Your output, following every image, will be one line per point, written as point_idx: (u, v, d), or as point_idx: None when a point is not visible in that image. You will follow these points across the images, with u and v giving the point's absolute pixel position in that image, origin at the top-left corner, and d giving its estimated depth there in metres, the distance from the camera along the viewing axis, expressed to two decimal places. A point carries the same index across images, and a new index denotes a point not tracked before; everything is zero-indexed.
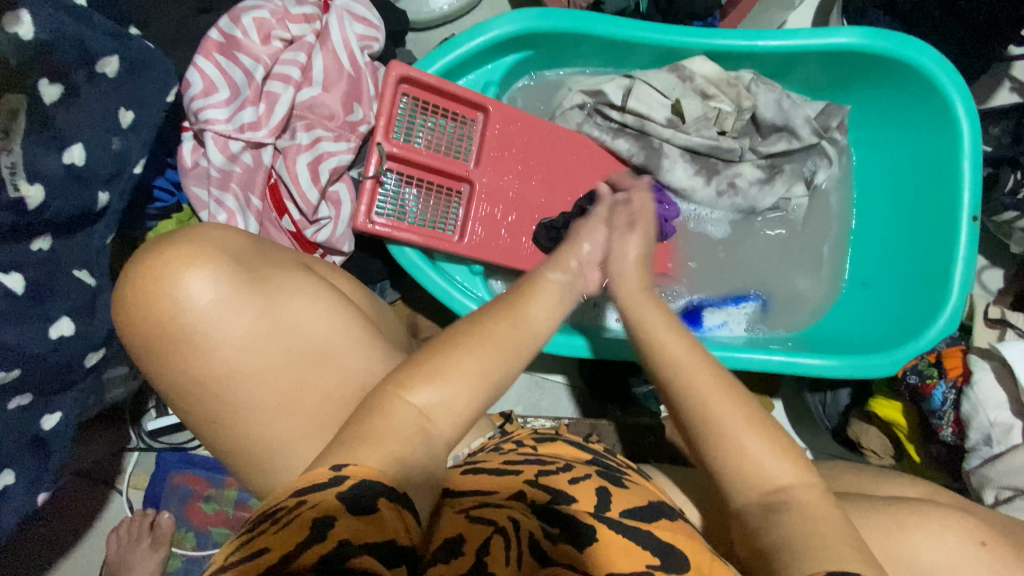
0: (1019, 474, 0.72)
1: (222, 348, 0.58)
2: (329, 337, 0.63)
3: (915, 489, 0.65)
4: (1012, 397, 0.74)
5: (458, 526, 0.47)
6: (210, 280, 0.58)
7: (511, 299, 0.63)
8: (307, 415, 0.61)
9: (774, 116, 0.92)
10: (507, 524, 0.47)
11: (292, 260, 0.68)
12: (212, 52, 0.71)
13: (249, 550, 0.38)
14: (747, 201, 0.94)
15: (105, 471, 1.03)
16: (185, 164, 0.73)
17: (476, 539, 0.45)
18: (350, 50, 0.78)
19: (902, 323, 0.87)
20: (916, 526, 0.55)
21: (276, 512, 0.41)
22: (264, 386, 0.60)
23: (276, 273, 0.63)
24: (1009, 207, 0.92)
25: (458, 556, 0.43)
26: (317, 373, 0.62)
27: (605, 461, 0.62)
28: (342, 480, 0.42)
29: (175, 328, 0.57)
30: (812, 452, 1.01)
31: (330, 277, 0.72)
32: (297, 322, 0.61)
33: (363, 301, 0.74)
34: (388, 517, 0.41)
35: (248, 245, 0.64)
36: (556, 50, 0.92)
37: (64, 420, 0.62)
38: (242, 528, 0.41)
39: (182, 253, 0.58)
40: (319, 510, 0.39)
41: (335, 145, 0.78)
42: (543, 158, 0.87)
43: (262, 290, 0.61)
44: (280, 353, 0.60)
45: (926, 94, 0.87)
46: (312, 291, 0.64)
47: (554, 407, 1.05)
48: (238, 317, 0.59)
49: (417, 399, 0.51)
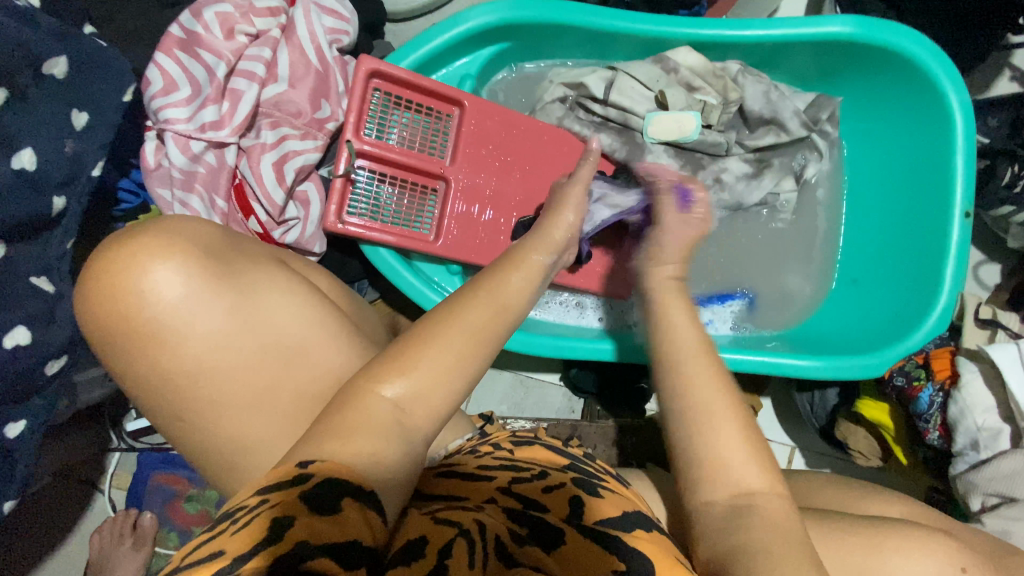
0: (1006, 482, 0.69)
1: (192, 343, 0.56)
2: (304, 334, 0.61)
3: (902, 509, 0.63)
4: (1000, 403, 0.72)
5: (423, 527, 0.43)
6: (178, 273, 0.55)
7: (485, 287, 0.59)
8: (282, 413, 0.59)
9: (762, 108, 0.89)
10: (472, 526, 0.44)
11: (268, 254, 0.66)
12: (173, 48, 0.69)
13: (208, 550, 0.37)
14: (734, 196, 0.91)
15: (88, 471, 1.02)
16: (147, 165, 0.71)
17: (439, 540, 0.41)
18: (317, 43, 0.76)
19: (890, 325, 0.84)
20: (894, 546, 0.53)
21: (237, 510, 0.40)
22: (235, 384, 0.57)
23: (248, 266, 0.61)
24: (1005, 201, 0.89)
25: (419, 558, 0.39)
26: (292, 371, 0.60)
27: (581, 466, 0.59)
28: (308, 478, 0.41)
29: (140, 323, 0.55)
30: (800, 451, 0.98)
31: (307, 273, 0.71)
32: (271, 320, 0.59)
33: (348, 305, 0.72)
34: (350, 517, 0.39)
35: (224, 239, 0.62)
36: (537, 41, 0.89)
37: (29, 427, 0.59)
38: (210, 526, 0.40)
39: (151, 244, 0.56)
40: (279, 511, 0.38)
41: (301, 144, 0.76)
42: (521, 154, 0.85)
43: (235, 285, 0.58)
44: (251, 351, 0.58)
45: (919, 85, 0.84)
46: (287, 286, 0.62)
47: (539, 407, 1.03)
48: (207, 312, 0.56)
49: (389, 392, 0.49)
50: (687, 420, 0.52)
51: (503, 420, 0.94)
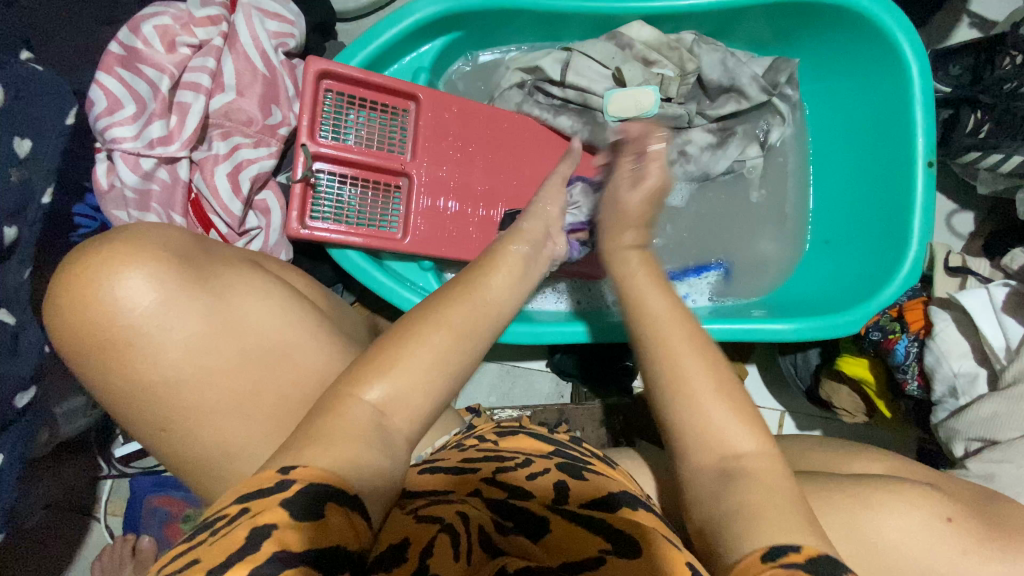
0: (984, 426, 0.69)
1: (170, 350, 0.55)
2: (280, 336, 0.60)
3: (884, 466, 0.64)
4: (974, 345, 0.73)
5: (403, 528, 0.43)
6: (150, 281, 0.54)
7: (465, 283, 0.59)
8: (264, 417, 0.58)
9: (720, 76, 0.88)
10: (455, 520, 0.43)
11: (240, 256, 0.66)
12: (113, 66, 0.69)
13: (186, 561, 0.37)
14: (700, 167, 0.91)
15: (80, 500, 1.01)
16: (100, 187, 0.71)
17: (420, 540, 0.41)
18: (262, 48, 0.76)
19: (862, 281, 0.85)
20: (885, 506, 0.54)
21: (216, 521, 0.39)
22: (219, 388, 0.57)
23: (224, 270, 0.60)
24: (972, 147, 0.88)
25: (401, 563, 0.39)
26: (270, 372, 0.59)
27: (568, 451, 0.58)
28: (289, 484, 0.40)
29: (117, 332, 0.53)
30: (790, 415, 0.99)
31: (284, 274, 0.70)
32: (248, 321, 0.59)
33: (325, 303, 0.72)
34: (333, 520, 0.38)
35: (195, 244, 0.61)
36: (488, 28, 0.88)
37: (7, 462, 0.59)
38: (187, 535, 0.40)
39: (117, 253, 0.54)
40: (259, 518, 0.37)
41: (254, 152, 0.76)
42: (482, 143, 0.85)
43: (211, 288, 0.58)
44: (233, 353, 0.57)
45: (872, 40, 0.83)
46: (263, 288, 0.61)
47: (527, 394, 1.03)
48: (185, 318, 0.55)
49: (371, 395, 0.48)
50: (672, 381, 0.52)
51: (489, 412, 0.94)
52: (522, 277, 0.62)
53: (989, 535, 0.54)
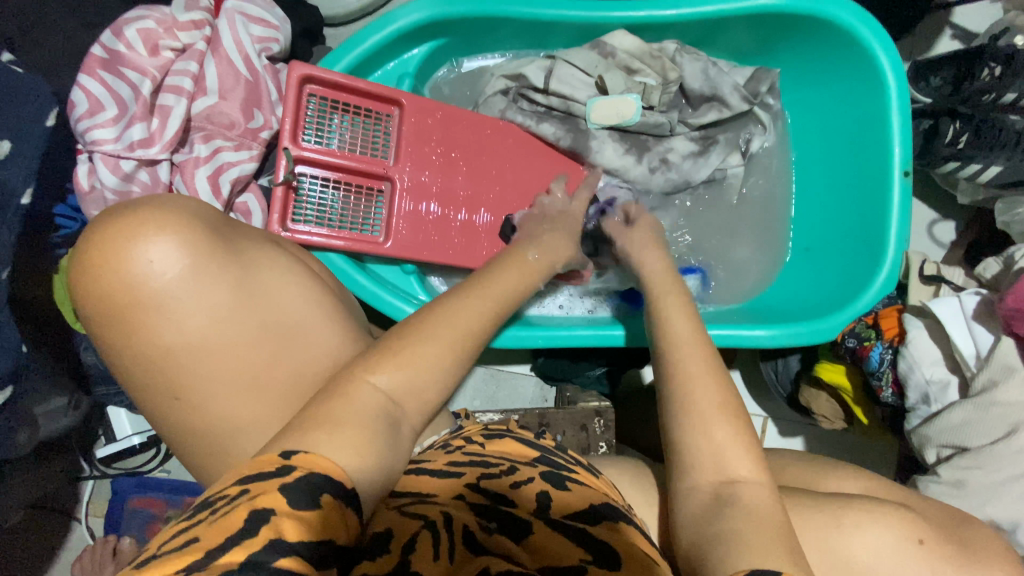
0: (954, 432, 0.69)
1: (197, 316, 0.54)
2: (299, 314, 0.60)
3: (856, 482, 0.64)
4: (944, 353, 0.74)
5: (390, 520, 0.44)
6: (178, 248, 0.54)
7: (476, 281, 0.62)
8: (276, 394, 0.57)
9: (702, 85, 0.90)
10: (439, 518, 0.44)
11: (260, 234, 0.65)
12: (96, 69, 0.71)
13: (185, 538, 0.37)
14: (681, 175, 0.92)
15: (60, 500, 1.00)
16: (81, 188, 0.71)
17: (403, 535, 0.41)
18: (244, 52, 0.76)
19: (837, 290, 0.86)
20: (855, 518, 0.54)
21: (216, 499, 0.39)
22: (233, 361, 0.56)
23: (251, 245, 0.61)
24: (949, 158, 0.88)
25: (384, 553, 0.40)
26: (289, 347, 0.58)
27: (550, 458, 0.56)
28: (289, 470, 0.40)
29: (143, 294, 0.53)
30: (773, 420, 0.99)
31: (304, 255, 0.70)
32: (275, 298, 0.59)
33: (337, 283, 0.71)
34: (327, 512, 0.39)
35: (223, 217, 0.62)
36: (473, 35, 0.89)
37: None
38: (187, 515, 0.40)
39: (152, 217, 0.54)
40: (257, 501, 0.38)
41: (235, 155, 0.77)
42: (465, 150, 0.86)
43: (239, 260, 0.58)
44: (256, 326, 0.57)
45: (850, 51, 0.85)
46: (286, 266, 0.62)
47: (511, 398, 1.04)
48: (214, 288, 0.55)
49: (378, 381, 0.50)
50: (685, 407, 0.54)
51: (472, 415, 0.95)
52: (506, 280, 0.64)
53: (953, 549, 0.54)
